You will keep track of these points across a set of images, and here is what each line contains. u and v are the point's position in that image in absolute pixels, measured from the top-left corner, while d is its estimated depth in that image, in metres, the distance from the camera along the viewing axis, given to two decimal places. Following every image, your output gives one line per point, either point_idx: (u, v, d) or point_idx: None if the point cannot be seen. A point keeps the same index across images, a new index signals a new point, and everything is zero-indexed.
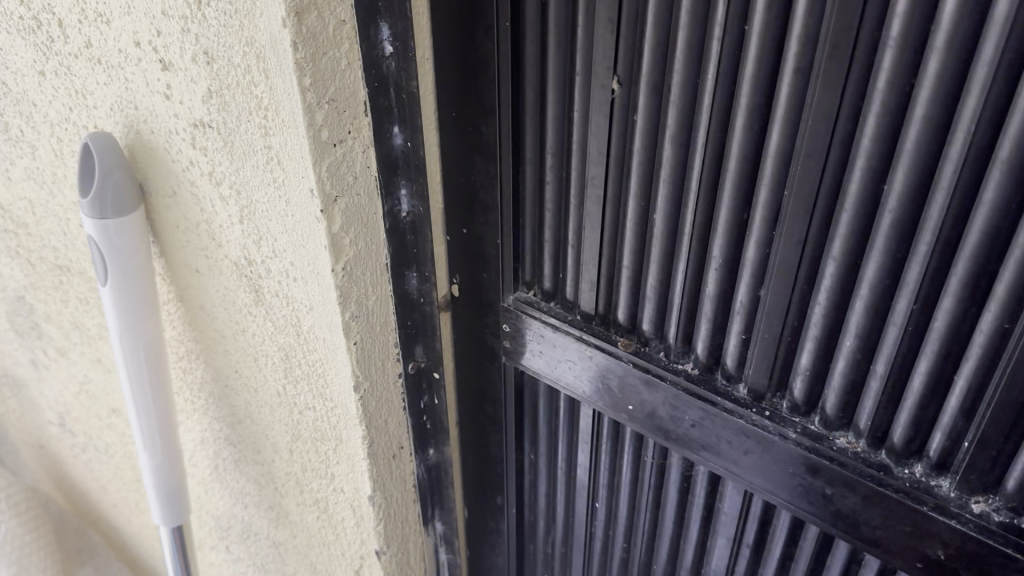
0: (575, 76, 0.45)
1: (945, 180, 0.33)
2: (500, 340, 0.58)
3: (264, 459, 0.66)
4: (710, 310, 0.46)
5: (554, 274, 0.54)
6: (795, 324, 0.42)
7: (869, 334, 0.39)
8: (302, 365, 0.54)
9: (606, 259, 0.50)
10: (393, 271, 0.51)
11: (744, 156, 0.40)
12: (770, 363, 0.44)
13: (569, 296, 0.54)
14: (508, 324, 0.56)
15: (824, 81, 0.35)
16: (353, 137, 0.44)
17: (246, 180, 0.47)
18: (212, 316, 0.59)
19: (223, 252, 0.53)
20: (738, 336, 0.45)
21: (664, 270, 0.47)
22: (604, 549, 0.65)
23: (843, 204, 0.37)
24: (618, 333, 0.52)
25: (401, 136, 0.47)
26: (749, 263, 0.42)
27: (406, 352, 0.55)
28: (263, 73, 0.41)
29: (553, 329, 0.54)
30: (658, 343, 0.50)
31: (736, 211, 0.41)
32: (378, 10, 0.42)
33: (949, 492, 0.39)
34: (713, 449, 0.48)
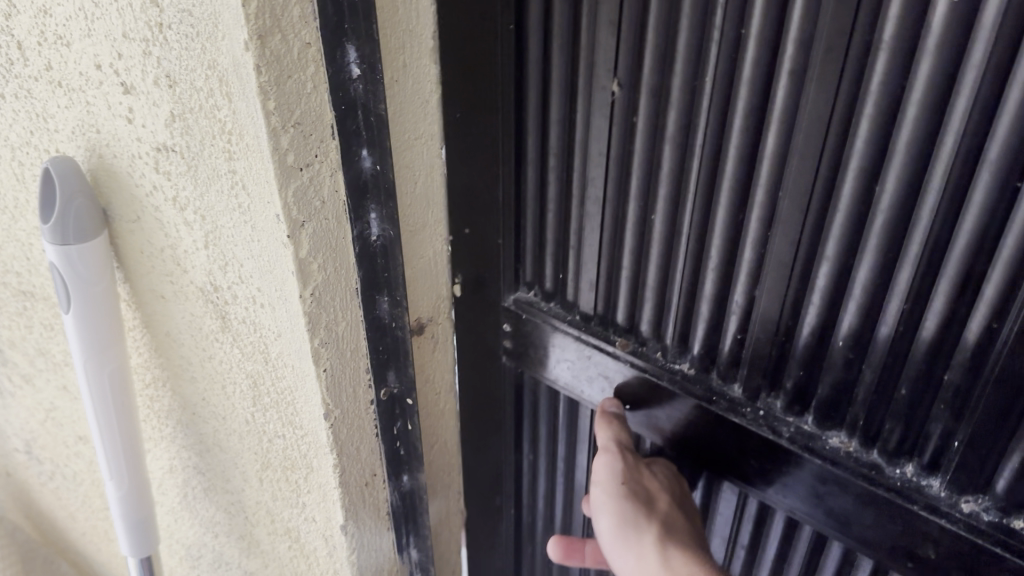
0: (576, 82, 0.48)
1: (935, 181, 0.35)
2: (501, 340, 0.61)
3: (234, 487, 0.65)
4: (707, 309, 0.48)
5: (554, 275, 0.57)
6: (789, 320, 0.44)
7: (861, 329, 0.42)
8: (271, 393, 0.53)
9: (603, 264, 0.53)
10: (364, 297, 0.49)
11: (739, 158, 0.42)
12: (764, 358, 0.47)
13: (568, 296, 0.57)
14: (508, 323, 0.60)
15: (819, 83, 0.37)
16: (320, 161, 0.43)
17: (211, 205, 0.46)
18: (177, 342, 0.58)
19: (188, 278, 0.52)
20: (734, 335, 0.48)
21: (663, 272, 0.50)
22: None
23: (834, 210, 0.39)
24: (616, 333, 0.55)
25: (370, 159, 0.45)
26: (745, 263, 0.45)
27: (378, 378, 0.53)
28: (227, 96, 0.40)
29: (553, 329, 0.57)
30: (655, 343, 0.53)
31: (732, 214, 0.44)
32: (345, 32, 0.41)
33: (940, 492, 0.42)
34: (708, 443, 0.52)
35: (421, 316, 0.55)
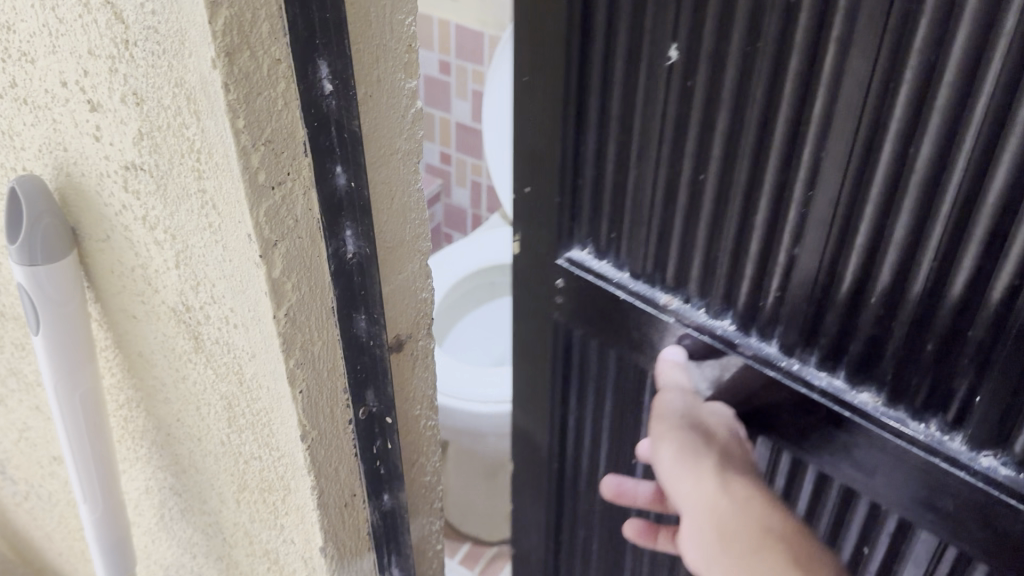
0: (634, 48, 0.56)
1: (966, 143, 0.44)
2: (552, 291, 0.73)
3: (211, 508, 0.64)
4: (750, 269, 0.58)
5: (605, 232, 0.66)
6: (828, 264, 0.54)
7: (902, 266, 0.50)
8: (246, 415, 0.52)
9: (656, 222, 0.62)
10: (340, 315, 0.48)
11: (789, 114, 0.50)
12: (808, 293, 0.56)
13: (615, 254, 0.67)
14: (560, 274, 0.71)
15: (862, 40, 0.45)
16: (293, 180, 0.42)
17: (181, 224, 0.45)
18: (150, 363, 0.57)
19: (159, 297, 0.51)
20: (775, 290, 0.57)
21: (719, 230, 0.59)
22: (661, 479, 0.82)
23: (873, 175, 0.49)
24: (661, 289, 0.65)
25: (344, 176, 0.44)
26: (790, 224, 0.54)
27: (356, 397, 0.52)
28: (195, 115, 0.39)
29: (602, 282, 0.68)
30: (695, 300, 0.63)
31: (779, 172, 0.53)
32: (316, 47, 0.40)
33: (961, 447, 0.52)
34: (749, 386, 0.62)
35: (400, 333, 0.54)
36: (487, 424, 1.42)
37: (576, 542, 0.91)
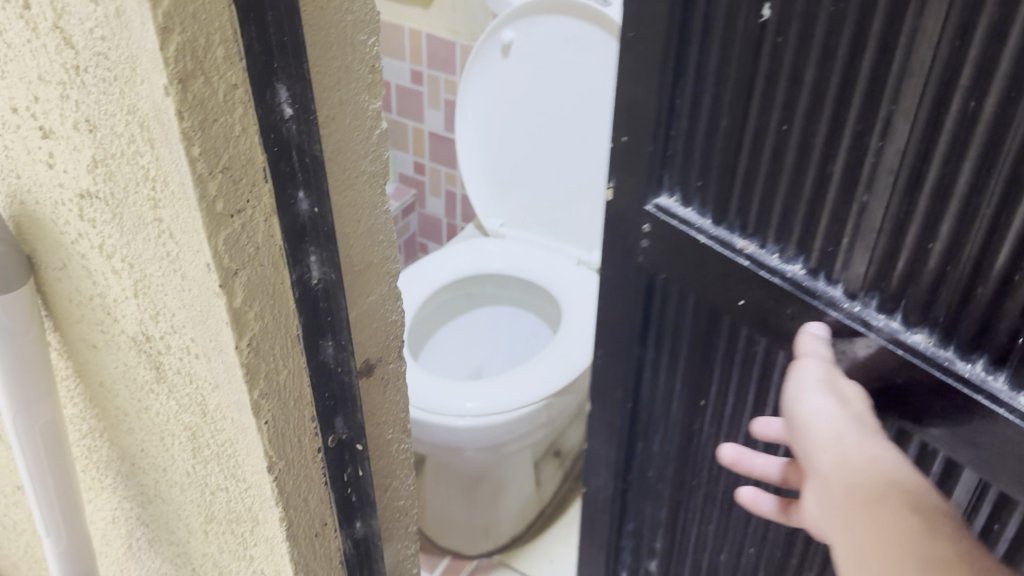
0: (732, 31, 0.74)
1: (1006, 144, 0.58)
2: (649, 224, 0.92)
3: (179, 539, 0.62)
4: (824, 223, 0.75)
5: (699, 181, 0.85)
6: (885, 235, 0.70)
7: (947, 242, 0.65)
8: (211, 446, 0.51)
9: (759, 180, 0.78)
10: (305, 343, 0.47)
11: (865, 87, 0.65)
12: (868, 256, 0.72)
13: (703, 206, 0.86)
14: (659, 217, 0.90)
15: (925, 40, 0.60)
16: (253, 207, 0.40)
17: (138, 254, 0.44)
18: (113, 394, 0.55)
19: (119, 327, 0.49)
20: (845, 242, 0.74)
21: (809, 194, 0.74)
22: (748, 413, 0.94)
23: (925, 173, 0.64)
24: (748, 237, 0.83)
25: (307, 202, 0.43)
26: (853, 201, 0.71)
27: (325, 425, 0.50)
28: (149, 142, 0.38)
29: (689, 229, 0.88)
30: (776, 248, 0.81)
31: (847, 157, 0.69)
32: (274, 71, 0.38)
33: (1002, 385, 0.65)
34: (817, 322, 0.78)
35: (370, 356, 0.53)
36: (464, 436, 1.41)
37: (638, 462, 1.17)
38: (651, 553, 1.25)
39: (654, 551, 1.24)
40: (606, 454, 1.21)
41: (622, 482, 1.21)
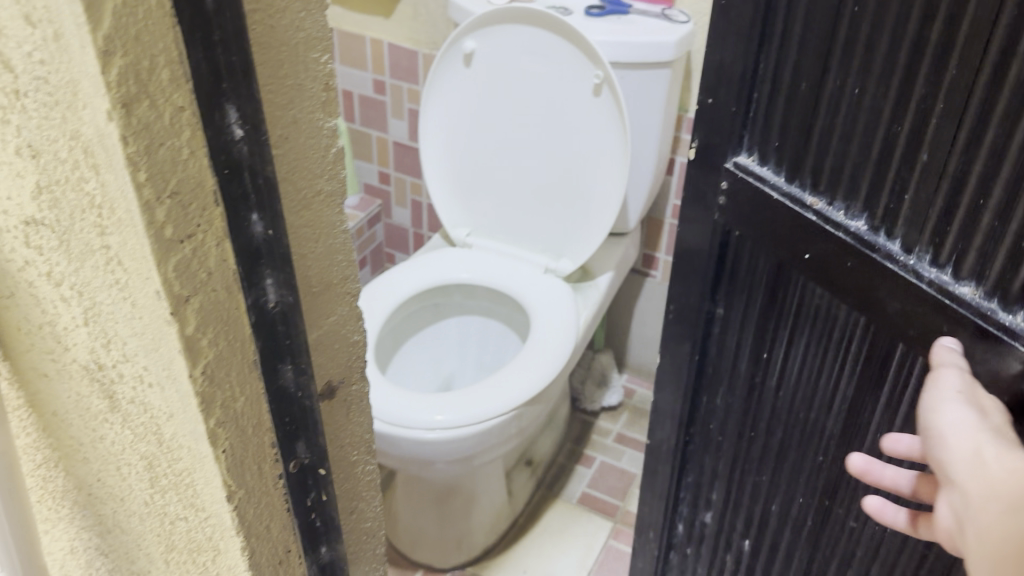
0: None
1: None
2: (722, 182, 0.90)
3: (140, 569, 0.61)
4: (888, 174, 0.71)
5: (777, 139, 0.83)
6: (947, 181, 0.65)
7: (1007, 184, 0.60)
8: (168, 475, 0.50)
9: (835, 131, 0.76)
10: (263, 368, 0.45)
11: (940, 28, 0.62)
12: (927, 207, 0.68)
13: (778, 164, 0.84)
14: (735, 174, 0.88)
15: None
16: (204, 231, 0.39)
17: (87, 281, 0.42)
18: (66, 423, 0.54)
19: (71, 355, 0.48)
20: (905, 194, 0.70)
21: (880, 143, 0.71)
22: (808, 372, 0.90)
23: (993, 109, 0.60)
24: (815, 193, 0.80)
25: (261, 224, 0.42)
26: (919, 146, 0.67)
27: (286, 450, 0.49)
28: (93, 168, 0.37)
29: (762, 184, 0.85)
30: (839, 205, 0.77)
31: (918, 100, 0.66)
32: (223, 92, 0.37)
33: None
34: (872, 276, 0.74)
35: (332, 378, 0.51)
36: (433, 450, 1.40)
37: (700, 417, 1.12)
38: (707, 513, 1.19)
39: (711, 508, 1.18)
40: (666, 408, 1.16)
41: (678, 459, 1.19)
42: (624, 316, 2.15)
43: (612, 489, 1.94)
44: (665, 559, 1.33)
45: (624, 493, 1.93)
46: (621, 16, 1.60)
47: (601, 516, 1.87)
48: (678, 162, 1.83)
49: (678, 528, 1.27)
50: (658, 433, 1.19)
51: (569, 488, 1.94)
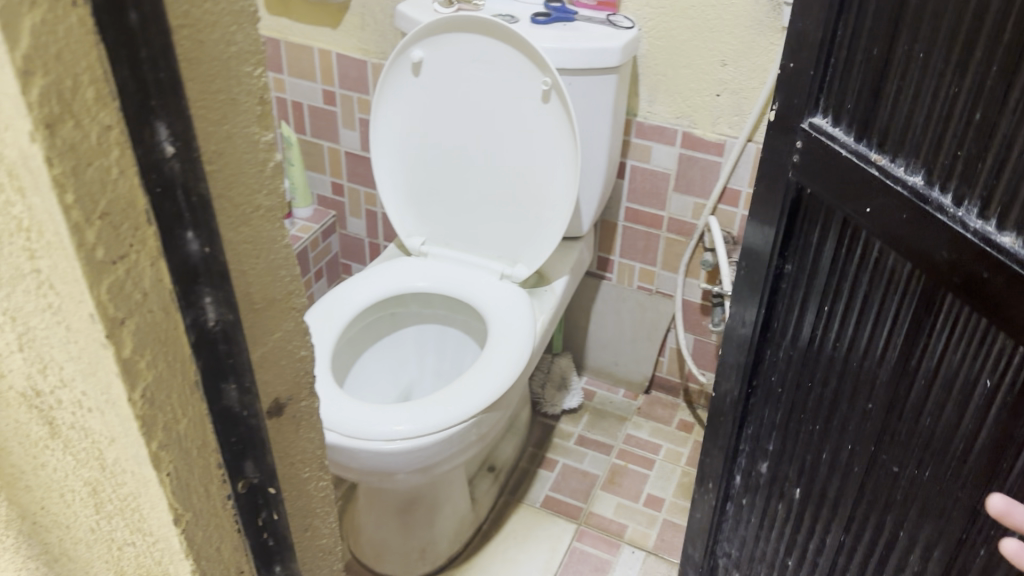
0: None
1: None
2: (799, 141, 0.94)
3: None
4: (944, 131, 0.73)
5: (852, 100, 0.86)
6: (995, 134, 0.67)
7: None
8: (113, 500, 0.49)
9: (902, 90, 0.78)
10: (205, 389, 0.45)
11: None
12: (975, 160, 0.69)
13: (851, 124, 0.87)
14: (811, 133, 0.92)
15: None
16: (137, 251, 0.38)
17: (19, 305, 0.41)
18: (6, 451, 0.52)
19: (6, 382, 0.46)
20: (958, 149, 0.71)
21: (939, 100, 0.73)
22: (859, 322, 0.91)
23: None
24: (879, 152, 0.82)
25: (197, 241, 0.41)
26: (973, 102, 0.69)
27: (234, 471, 0.49)
28: (19, 192, 0.36)
29: (832, 143, 0.89)
30: (898, 162, 0.80)
31: (975, 57, 0.68)
32: (152, 109, 0.37)
33: None
34: (916, 230, 0.77)
35: (278, 396, 0.51)
36: (394, 461, 1.39)
37: (764, 367, 1.14)
38: (763, 465, 1.20)
39: (766, 459, 1.19)
40: (732, 361, 1.19)
41: (740, 413, 1.21)
42: (581, 318, 2.16)
43: (575, 492, 1.94)
44: (720, 511, 1.35)
45: (586, 494, 1.94)
46: (567, 23, 1.61)
47: (564, 518, 1.87)
48: (629, 166, 1.84)
49: (736, 480, 1.29)
50: (726, 384, 1.22)
51: (532, 492, 1.94)
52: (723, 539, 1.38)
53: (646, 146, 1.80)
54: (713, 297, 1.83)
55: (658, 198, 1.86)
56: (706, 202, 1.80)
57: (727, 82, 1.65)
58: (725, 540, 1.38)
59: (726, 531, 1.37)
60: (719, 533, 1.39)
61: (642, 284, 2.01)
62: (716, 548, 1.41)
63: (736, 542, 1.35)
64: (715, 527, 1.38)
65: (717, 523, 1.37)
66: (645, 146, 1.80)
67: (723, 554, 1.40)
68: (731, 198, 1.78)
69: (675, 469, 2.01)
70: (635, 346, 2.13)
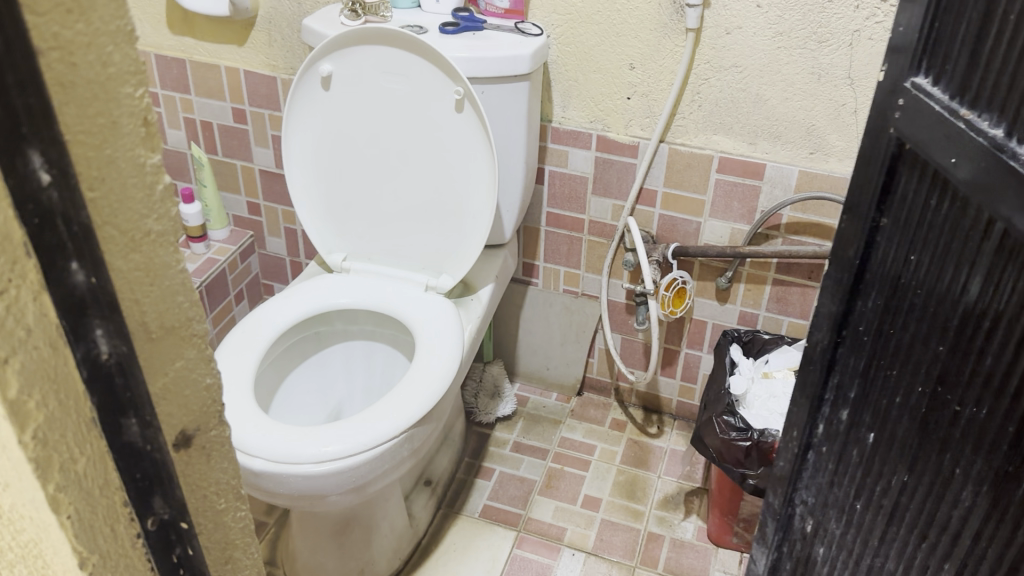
0: None
1: None
2: (892, 104, 0.75)
3: None
4: None
5: (947, 54, 0.67)
6: None
7: None
8: (14, 548, 0.46)
9: (1003, 36, 0.60)
10: (103, 425, 0.43)
11: None
12: None
13: (944, 84, 0.68)
14: (906, 94, 0.72)
15: None
16: (17, 285, 0.36)
17: None
18: None
19: None
20: None
21: None
22: (954, 291, 0.70)
23: None
24: (975, 108, 0.64)
25: (83, 272, 0.39)
26: None
27: (141, 507, 0.47)
28: None
29: (924, 99, 0.70)
30: (989, 122, 0.62)
31: None
32: (24, 137, 0.35)
33: None
34: (1007, 198, 0.59)
35: (185, 427, 0.49)
36: (324, 482, 1.36)
37: (861, 309, 0.85)
38: (842, 412, 0.92)
39: (846, 416, 0.91)
40: (822, 306, 0.92)
41: (824, 363, 0.93)
42: (510, 325, 2.16)
43: (513, 499, 1.94)
44: (798, 460, 1.02)
45: (525, 500, 1.93)
46: (475, 32, 1.61)
47: (503, 526, 1.87)
48: (547, 171, 1.85)
49: (817, 429, 0.97)
50: (809, 351, 0.96)
51: (471, 502, 1.93)
52: (800, 487, 1.04)
53: (563, 151, 1.81)
54: (637, 296, 1.86)
55: (577, 202, 1.87)
56: (624, 203, 1.83)
57: (637, 84, 1.68)
58: (803, 489, 1.03)
59: (802, 480, 1.03)
60: (796, 482, 1.04)
61: (568, 287, 2.03)
62: (794, 496, 1.05)
63: (810, 492, 1.02)
64: (795, 472, 1.03)
65: (798, 471, 1.03)
66: (562, 151, 1.81)
67: (798, 503, 1.05)
68: (648, 198, 1.81)
69: (610, 468, 2.02)
70: (565, 349, 2.14)
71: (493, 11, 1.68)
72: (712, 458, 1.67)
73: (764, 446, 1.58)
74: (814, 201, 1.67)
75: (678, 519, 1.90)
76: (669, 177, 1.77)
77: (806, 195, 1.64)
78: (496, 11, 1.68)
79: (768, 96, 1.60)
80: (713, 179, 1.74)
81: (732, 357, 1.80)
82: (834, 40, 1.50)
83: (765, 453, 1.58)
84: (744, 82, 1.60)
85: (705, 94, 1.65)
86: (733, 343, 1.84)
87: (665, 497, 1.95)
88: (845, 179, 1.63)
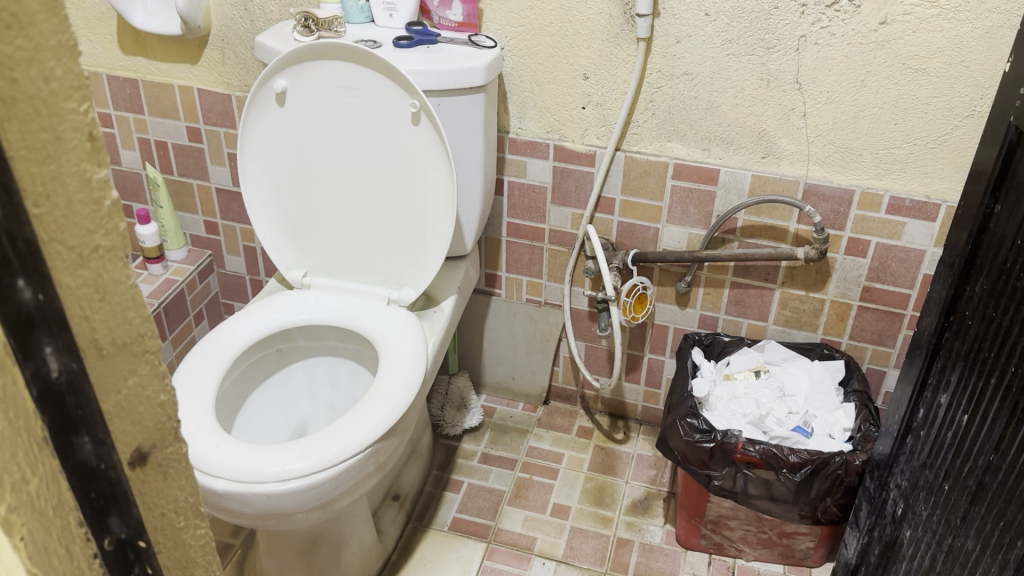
0: None
1: None
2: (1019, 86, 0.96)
3: None
4: None
5: None
6: None
7: None
8: None
9: None
10: (55, 444, 0.43)
11: None
12: None
13: None
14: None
15: None
16: None
17: None
18: None
19: None
20: None
21: None
22: None
23: None
24: None
25: (29, 289, 0.39)
26: None
27: (97, 527, 0.47)
28: None
29: None
30: None
31: None
32: None
33: None
34: None
35: (140, 445, 0.48)
36: (291, 501, 1.35)
37: (962, 303, 1.16)
38: (943, 395, 1.22)
39: (946, 395, 1.21)
40: (935, 293, 1.22)
41: (932, 346, 1.24)
42: (475, 336, 2.16)
43: (483, 510, 1.94)
44: (899, 442, 1.36)
45: (495, 511, 1.93)
46: (430, 45, 1.61)
47: (474, 538, 1.87)
48: (506, 181, 1.86)
49: (918, 412, 1.30)
50: (930, 306, 1.23)
51: (440, 516, 1.92)
52: (896, 471, 1.38)
53: (521, 161, 1.82)
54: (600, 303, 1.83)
55: (538, 211, 1.88)
56: (583, 211, 1.85)
57: (591, 94, 1.70)
58: (898, 473, 1.38)
59: (899, 464, 1.37)
60: (893, 466, 1.39)
61: (530, 297, 2.04)
62: (889, 480, 1.40)
63: (904, 474, 1.35)
64: (892, 457, 1.38)
65: (893, 456, 1.38)
66: (520, 162, 1.82)
67: (893, 487, 1.39)
68: (606, 206, 1.83)
69: (579, 475, 2.03)
70: (529, 359, 2.15)
71: (447, 24, 1.68)
72: (676, 459, 1.68)
73: (727, 447, 1.60)
74: (768, 204, 1.70)
75: (646, 524, 1.91)
76: (627, 184, 1.79)
77: (760, 197, 1.67)
78: (449, 24, 1.68)
79: (720, 103, 1.63)
80: (669, 186, 1.76)
81: (694, 360, 1.83)
82: (782, 46, 1.53)
83: (729, 454, 1.60)
84: (696, 90, 1.63)
85: (658, 103, 1.67)
86: (694, 347, 1.86)
87: (633, 502, 1.96)
88: (798, 182, 1.67)
